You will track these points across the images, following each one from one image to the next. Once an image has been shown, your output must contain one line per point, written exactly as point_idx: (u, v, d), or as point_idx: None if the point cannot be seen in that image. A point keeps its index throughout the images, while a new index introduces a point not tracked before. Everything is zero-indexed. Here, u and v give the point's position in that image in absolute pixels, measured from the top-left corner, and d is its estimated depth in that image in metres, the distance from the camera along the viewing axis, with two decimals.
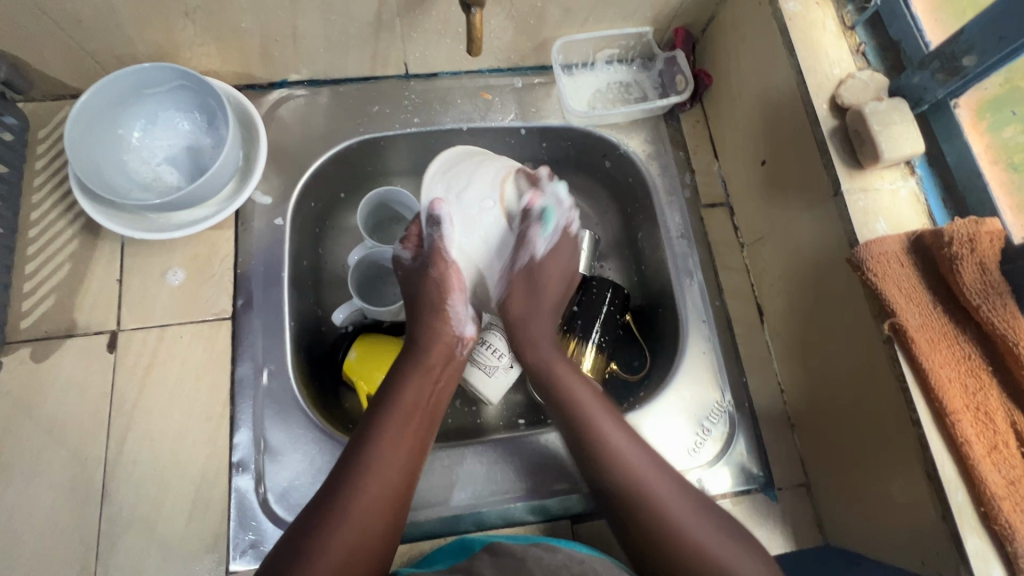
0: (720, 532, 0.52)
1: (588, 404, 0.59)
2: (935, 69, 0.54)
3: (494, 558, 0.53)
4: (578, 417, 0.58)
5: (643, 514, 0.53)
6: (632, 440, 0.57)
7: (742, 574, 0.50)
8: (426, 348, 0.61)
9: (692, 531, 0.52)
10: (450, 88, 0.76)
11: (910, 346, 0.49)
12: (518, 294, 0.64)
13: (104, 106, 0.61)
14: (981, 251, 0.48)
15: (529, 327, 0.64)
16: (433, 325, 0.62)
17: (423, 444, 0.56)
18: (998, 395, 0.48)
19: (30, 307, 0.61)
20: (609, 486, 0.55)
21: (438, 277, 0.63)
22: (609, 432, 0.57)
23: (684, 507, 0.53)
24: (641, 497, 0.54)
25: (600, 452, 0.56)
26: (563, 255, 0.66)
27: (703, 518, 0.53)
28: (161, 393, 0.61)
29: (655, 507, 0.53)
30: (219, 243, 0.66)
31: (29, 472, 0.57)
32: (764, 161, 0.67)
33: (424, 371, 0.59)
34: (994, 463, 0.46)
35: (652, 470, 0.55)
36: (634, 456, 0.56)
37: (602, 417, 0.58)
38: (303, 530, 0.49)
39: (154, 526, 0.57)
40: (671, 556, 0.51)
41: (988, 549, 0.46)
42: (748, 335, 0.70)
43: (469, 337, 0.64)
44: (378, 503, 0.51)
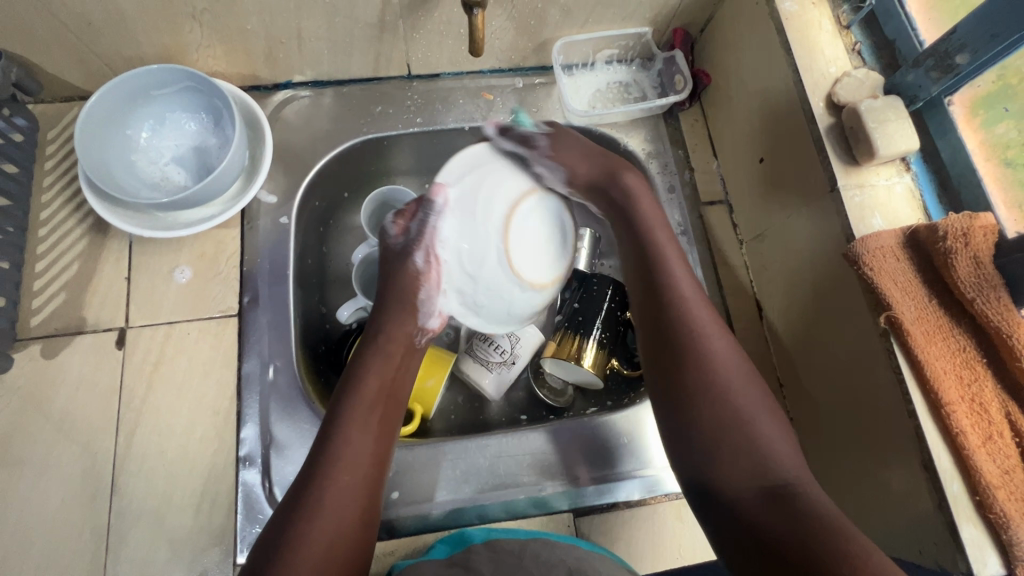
0: (769, 411, 0.53)
1: (673, 262, 0.61)
2: (929, 67, 0.54)
3: (493, 553, 0.54)
4: (658, 265, 0.61)
5: (700, 368, 0.55)
6: (706, 305, 0.59)
7: (780, 448, 0.51)
8: (384, 336, 0.61)
9: (742, 404, 0.53)
10: (453, 88, 0.77)
11: (907, 338, 0.50)
12: (578, 162, 0.68)
13: (112, 107, 0.62)
14: (974, 245, 0.49)
15: (592, 178, 0.68)
16: (397, 314, 0.63)
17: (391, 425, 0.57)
18: (992, 386, 0.48)
19: (40, 305, 0.62)
20: (670, 324, 0.58)
21: (414, 268, 0.64)
22: (680, 275, 0.60)
23: (742, 384, 0.54)
24: (703, 361, 0.55)
25: (670, 294, 0.59)
26: (571, 145, 0.69)
27: (757, 392, 0.54)
28: (169, 389, 0.62)
29: (717, 375, 0.54)
30: (225, 241, 0.67)
31: (41, 466, 0.58)
32: (761, 159, 0.68)
33: (385, 359, 0.60)
34: (989, 453, 0.47)
35: (720, 342, 0.56)
36: (704, 317, 0.58)
37: (680, 273, 0.60)
38: (288, 516, 0.49)
39: (162, 519, 0.58)
40: (717, 429, 0.52)
41: (983, 537, 0.47)
42: (747, 330, 0.71)
43: (432, 328, 0.64)
44: (351, 483, 0.52)
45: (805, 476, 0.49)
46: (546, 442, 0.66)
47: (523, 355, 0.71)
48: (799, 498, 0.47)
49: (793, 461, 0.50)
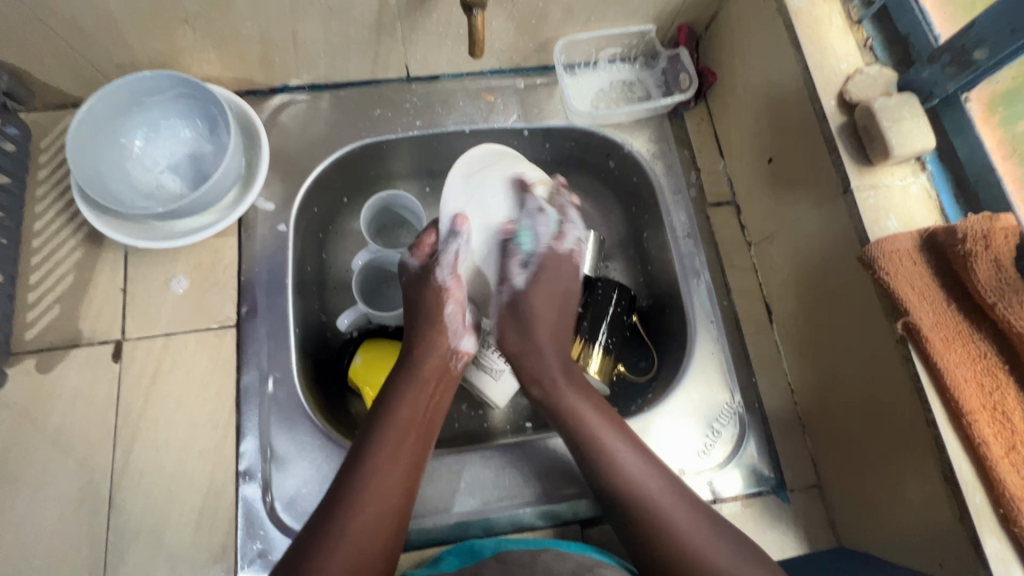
0: (757, 565, 0.50)
1: (603, 432, 0.57)
2: (945, 63, 0.52)
3: (501, 568, 0.53)
4: (591, 442, 0.57)
5: (662, 544, 0.52)
6: (644, 461, 0.56)
7: None
8: (418, 363, 0.60)
9: (720, 565, 0.50)
10: (452, 90, 0.75)
11: (924, 344, 0.48)
12: (546, 311, 0.64)
13: (106, 115, 0.60)
14: (995, 248, 0.47)
15: (543, 349, 0.62)
16: (430, 339, 0.62)
17: (420, 459, 0.55)
18: (1015, 394, 0.47)
19: (35, 318, 0.61)
20: (618, 501, 0.55)
21: (439, 284, 0.63)
22: (621, 451, 0.56)
23: (729, 552, 0.51)
24: (663, 534, 0.52)
25: (614, 480, 0.55)
26: (564, 274, 0.66)
27: (729, 543, 0.51)
28: (167, 402, 0.60)
29: (699, 556, 0.50)
30: (223, 250, 0.66)
31: (37, 482, 0.57)
32: (770, 159, 0.66)
33: (419, 386, 0.59)
34: (1013, 464, 0.45)
35: (672, 503, 0.54)
36: (648, 476, 0.55)
37: (618, 447, 0.56)
38: (300, 551, 0.48)
39: (161, 536, 0.57)
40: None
41: (1009, 553, 0.45)
42: (756, 335, 0.69)
43: (466, 350, 0.63)
44: (378, 516, 0.51)
45: None
46: (548, 452, 0.64)
47: None
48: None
49: None
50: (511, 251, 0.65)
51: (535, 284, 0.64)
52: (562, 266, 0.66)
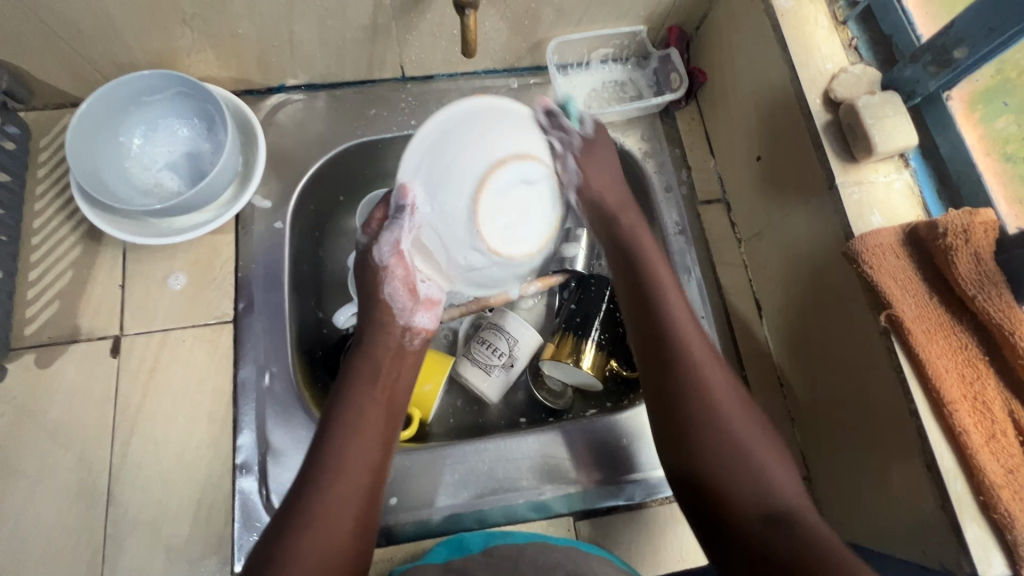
0: (771, 444, 0.54)
1: (666, 292, 0.61)
2: (927, 62, 0.53)
3: (489, 560, 0.53)
4: (649, 290, 0.61)
5: (694, 405, 0.55)
6: (697, 329, 0.59)
7: (780, 481, 0.51)
8: (370, 342, 0.61)
9: (739, 430, 0.53)
10: (447, 90, 0.76)
11: (907, 336, 0.49)
12: (597, 176, 0.68)
13: (105, 114, 0.61)
14: (975, 241, 0.48)
15: (603, 202, 0.68)
16: (376, 322, 0.62)
17: (386, 436, 0.56)
18: (995, 384, 0.48)
19: (35, 314, 0.62)
20: (671, 359, 0.57)
21: (379, 264, 0.63)
22: (678, 314, 0.60)
23: (752, 429, 0.54)
24: (702, 395, 0.55)
25: (675, 340, 0.58)
26: (607, 160, 0.69)
27: (751, 417, 0.55)
28: (165, 396, 0.61)
29: (721, 418, 0.54)
30: (220, 247, 0.67)
31: (36, 475, 0.57)
32: (759, 157, 0.67)
33: (374, 367, 0.59)
34: (993, 452, 0.46)
35: (715, 369, 0.57)
36: (696, 341, 0.58)
37: (677, 308, 0.60)
38: (274, 531, 0.48)
39: (159, 528, 0.57)
40: (712, 457, 0.52)
41: (988, 539, 0.46)
42: (746, 329, 0.70)
43: (422, 327, 0.64)
44: (344, 498, 0.50)
45: (799, 503, 0.50)
46: (540, 444, 0.65)
47: (520, 358, 0.70)
48: (791, 524, 0.48)
49: (796, 497, 0.50)
50: (563, 126, 0.68)
51: (581, 160, 0.68)
52: (609, 167, 0.69)
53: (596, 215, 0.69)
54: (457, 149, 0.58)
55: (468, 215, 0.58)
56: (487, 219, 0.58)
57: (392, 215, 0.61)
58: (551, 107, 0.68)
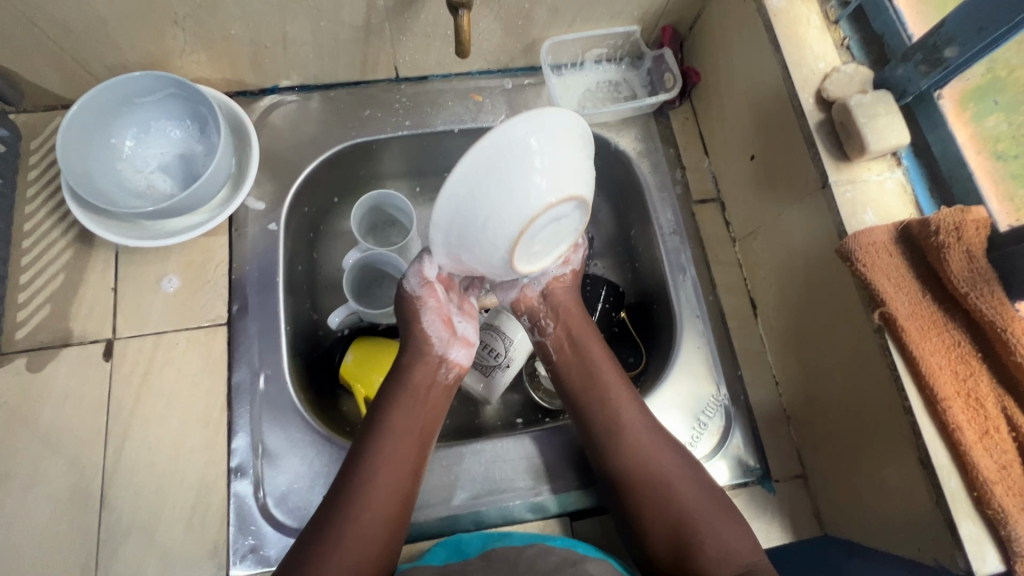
0: (722, 505, 0.57)
1: (608, 379, 0.63)
2: (918, 61, 0.54)
3: (487, 563, 0.54)
4: (592, 383, 0.63)
5: (646, 501, 0.58)
6: (641, 410, 0.62)
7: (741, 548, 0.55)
8: (407, 371, 0.61)
9: (684, 500, 0.57)
10: (441, 90, 0.76)
11: (901, 334, 0.50)
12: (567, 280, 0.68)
13: (96, 115, 0.61)
14: (968, 239, 0.49)
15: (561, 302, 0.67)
16: (413, 354, 0.62)
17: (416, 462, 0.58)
18: (988, 381, 0.48)
19: (26, 318, 0.62)
20: (605, 439, 0.61)
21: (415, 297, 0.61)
22: (620, 400, 0.62)
23: (706, 503, 0.57)
24: (642, 469, 0.59)
25: (606, 421, 0.61)
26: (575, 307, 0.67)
27: (703, 490, 0.58)
28: (158, 400, 0.61)
29: (673, 501, 0.57)
30: (214, 249, 0.67)
31: (27, 482, 0.57)
32: (752, 156, 0.68)
33: (411, 397, 0.60)
34: (986, 448, 0.47)
35: (660, 453, 0.59)
36: (639, 427, 0.61)
37: (620, 395, 0.62)
38: (300, 559, 0.52)
39: (153, 533, 0.57)
40: (659, 522, 0.57)
41: (982, 534, 0.46)
42: (742, 329, 0.70)
43: (457, 361, 0.63)
44: (370, 527, 0.54)
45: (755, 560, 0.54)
46: (544, 447, 0.65)
47: (518, 358, 0.70)
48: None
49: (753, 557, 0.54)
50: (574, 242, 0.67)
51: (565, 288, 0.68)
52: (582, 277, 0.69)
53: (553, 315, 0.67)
54: (492, 198, 0.43)
55: (504, 257, 0.48)
56: (526, 251, 0.49)
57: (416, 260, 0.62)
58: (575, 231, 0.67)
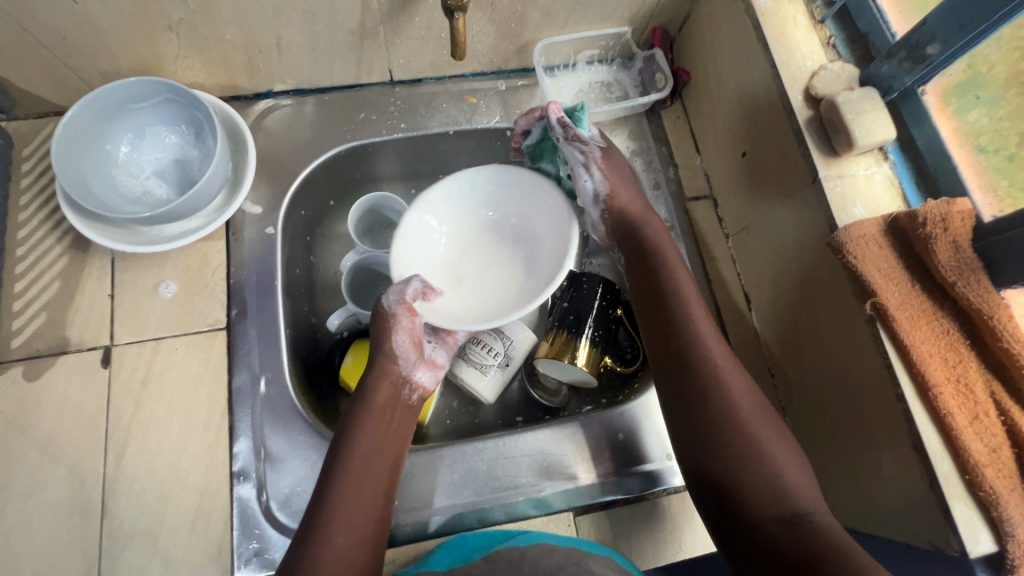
0: (787, 446, 0.55)
1: (686, 289, 0.62)
2: (901, 58, 0.55)
3: (492, 566, 0.53)
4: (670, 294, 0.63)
5: (718, 414, 0.56)
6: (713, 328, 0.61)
7: (796, 485, 0.53)
8: (372, 390, 0.60)
9: (755, 430, 0.55)
10: (435, 93, 0.77)
11: (892, 323, 0.51)
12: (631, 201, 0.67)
13: (91, 122, 0.61)
14: (953, 230, 0.50)
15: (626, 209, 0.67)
16: (380, 364, 0.61)
17: (385, 476, 0.57)
18: (975, 367, 0.50)
19: (21, 326, 0.61)
20: (692, 358, 0.59)
21: (388, 311, 0.60)
22: (697, 315, 0.61)
23: (767, 430, 0.56)
24: (721, 394, 0.57)
25: (690, 342, 0.60)
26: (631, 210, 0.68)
27: (766, 418, 0.56)
28: (158, 406, 0.60)
29: (740, 421, 0.56)
30: (211, 253, 0.67)
31: (25, 491, 0.56)
32: (743, 153, 0.69)
33: (375, 416, 0.59)
34: (976, 432, 0.48)
35: (731, 370, 0.58)
36: (714, 341, 0.60)
37: (696, 308, 0.61)
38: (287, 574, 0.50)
39: (156, 539, 0.56)
40: (727, 442, 0.55)
41: (976, 517, 0.47)
42: (736, 322, 0.71)
43: (420, 383, 0.64)
44: (347, 547, 0.51)
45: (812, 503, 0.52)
46: (527, 444, 0.65)
47: (515, 357, 0.73)
48: (813, 524, 0.50)
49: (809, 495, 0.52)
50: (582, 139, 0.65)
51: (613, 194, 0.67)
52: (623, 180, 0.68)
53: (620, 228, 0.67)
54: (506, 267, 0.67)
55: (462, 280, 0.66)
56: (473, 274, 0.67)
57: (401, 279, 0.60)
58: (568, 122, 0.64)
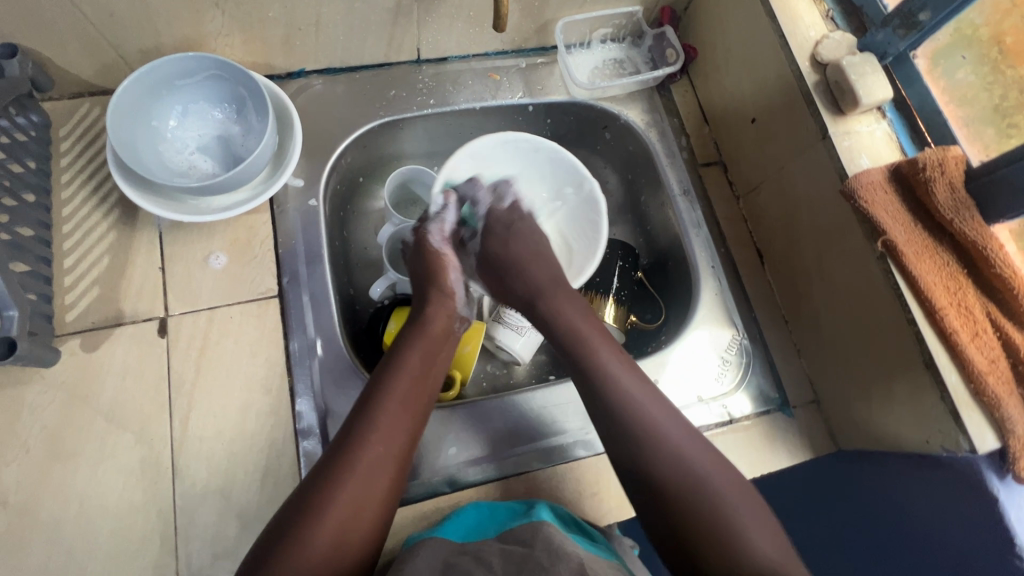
0: (751, 504, 0.53)
1: (598, 344, 0.63)
2: (896, 25, 0.63)
3: (503, 543, 0.54)
4: (588, 348, 0.63)
5: (647, 453, 0.55)
6: (642, 381, 0.61)
7: (757, 540, 0.51)
8: (427, 319, 0.65)
9: (712, 483, 0.54)
10: (460, 71, 0.81)
11: (901, 257, 0.57)
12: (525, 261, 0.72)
13: (141, 98, 0.62)
14: (948, 173, 0.58)
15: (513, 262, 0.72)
16: (438, 300, 0.67)
17: (421, 409, 0.59)
18: (973, 291, 0.57)
19: (75, 301, 0.62)
20: (637, 431, 0.57)
21: (435, 250, 0.69)
22: (615, 368, 0.61)
23: (713, 472, 0.55)
24: (649, 435, 0.56)
25: (614, 393, 0.59)
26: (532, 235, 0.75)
27: (715, 463, 0.56)
28: (217, 372, 0.62)
29: (680, 461, 0.55)
30: (257, 226, 0.68)
31: (94, 459, 0.57)
32: (753, 119, 0.75)
33: (424, 341, 0.63)
34: (978, 346, 0.55)
35: (663, 418, 0.58)
36: (643, 392, 0.60)
37: (610, 359, 0.62)
38: (318, 479, 0.52)
39: (228, 496, 0.58)
40: (668, 481, 0.54)
41: (982, 420, 0.54)
42: (751, 275, 0.77)
43: (467, 317, 0.69)
44: (383, 457, 0.54)
45: (779, 561, 0.50)
46: (532, 410, 0.68)
47: None
48: None
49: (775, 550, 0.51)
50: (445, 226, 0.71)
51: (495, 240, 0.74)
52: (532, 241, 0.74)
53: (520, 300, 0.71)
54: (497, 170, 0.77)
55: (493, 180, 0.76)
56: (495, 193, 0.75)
57: (434, 213, 0.71)
58: (447, 202, 0.71)
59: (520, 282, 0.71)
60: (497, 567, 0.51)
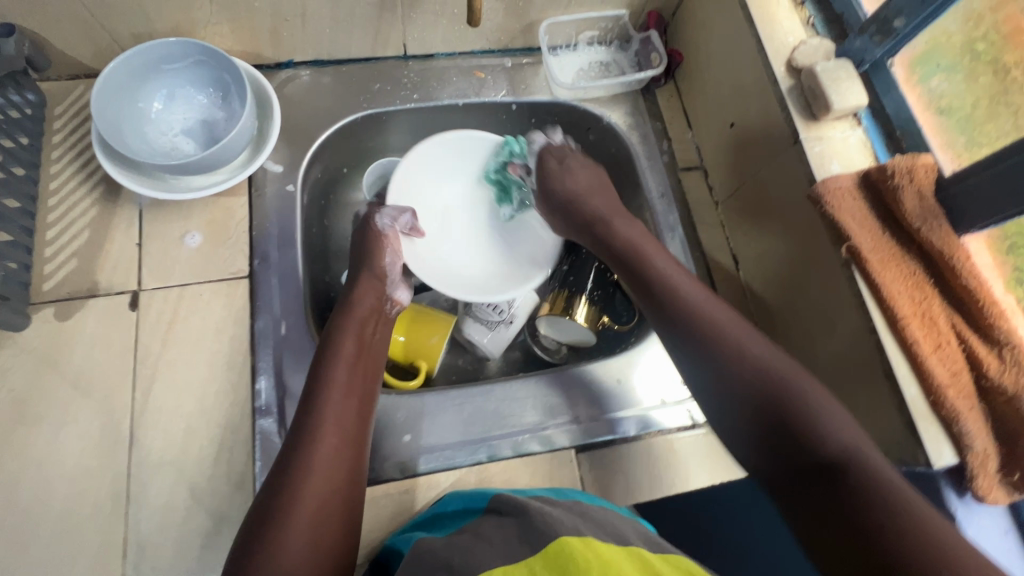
0: (818, 389, 0.55)
1: (651, 252, 0.68)
2: (873, 32, 0.62)
3: (499, 518, 0.50)
4: (641, 261, 0.67)
5: (713, 344, 0.59)
6: (695, 284, 0.65)
7: (831, 419, 0.52)
8: (356, 299, 0.67)
9: (776, 366, 0.57)
10: (446, 67, 0.82)
11: (866, 265, 0.56)
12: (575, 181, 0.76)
13: (127, 79, 0.65)
14: (918, 180, 0.57)
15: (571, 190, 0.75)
16: (366, 279, 0.69)
17: (364, 398, 0.60)
18: (938, 303, 0.56)
19: (53, 270, 0.64)
20: (695, 332, 0.61)
21: (380, 231, 0.71)
22: (673, 277, 0.65)
23: (766, 350, 0.58)
24: (710, 330, 0.60)
25: (675, 297, 0.63)
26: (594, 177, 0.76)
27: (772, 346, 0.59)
28: (183, 346, 0.64)
29: (738, 351, 0.58)
30: (234, 208, 0.70)
31: (57, 424, 0.59)
32: (731, 124, 0.75)
33: (355, 319, 0.65)
34: (940, 359, 0.53)
35: (724, 317, 0.61)
36: (700, 296, 0.63)
37: (660, 261, 0.67)
38: (276, 483, 0.52)
39: (184, 466, 0.60)
40: (742, 369, 0.57)
41: (940, 435, 0.53)
42: (725, 280, 0.77)
43: (400, 299, 0.71)
44: (333, 454, 0.54)
45: (851, 446, 0.50)
46: (538, 384, 0.70)
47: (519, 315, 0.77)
48: (854, 466, 0.48)
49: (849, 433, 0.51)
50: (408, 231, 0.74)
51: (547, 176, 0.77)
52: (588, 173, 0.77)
53: (578, 222, 0.74)
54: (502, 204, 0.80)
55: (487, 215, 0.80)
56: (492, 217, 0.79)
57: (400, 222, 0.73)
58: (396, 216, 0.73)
59: (578, 211, 0.74)
60: (496, 538, 0.46)
